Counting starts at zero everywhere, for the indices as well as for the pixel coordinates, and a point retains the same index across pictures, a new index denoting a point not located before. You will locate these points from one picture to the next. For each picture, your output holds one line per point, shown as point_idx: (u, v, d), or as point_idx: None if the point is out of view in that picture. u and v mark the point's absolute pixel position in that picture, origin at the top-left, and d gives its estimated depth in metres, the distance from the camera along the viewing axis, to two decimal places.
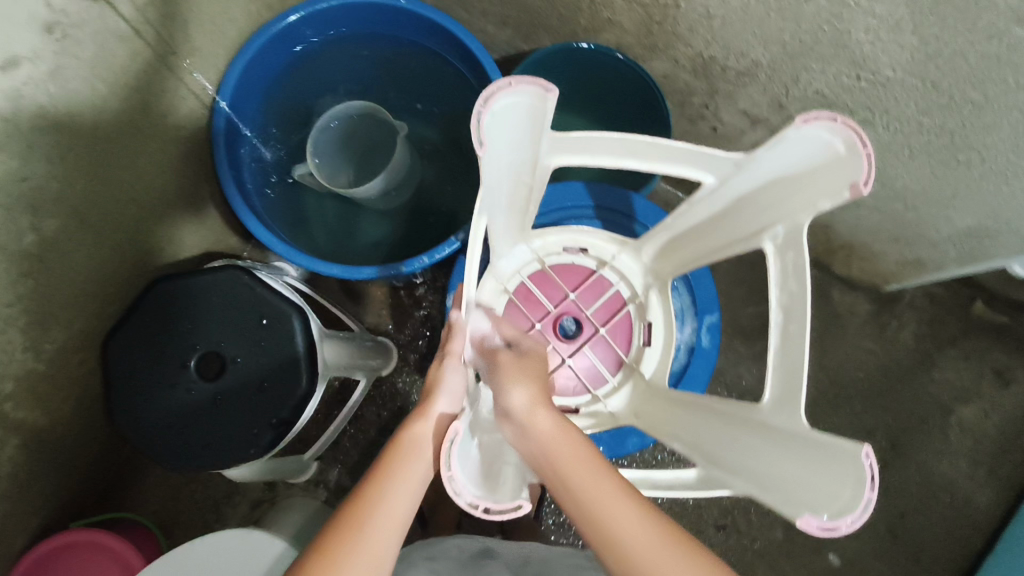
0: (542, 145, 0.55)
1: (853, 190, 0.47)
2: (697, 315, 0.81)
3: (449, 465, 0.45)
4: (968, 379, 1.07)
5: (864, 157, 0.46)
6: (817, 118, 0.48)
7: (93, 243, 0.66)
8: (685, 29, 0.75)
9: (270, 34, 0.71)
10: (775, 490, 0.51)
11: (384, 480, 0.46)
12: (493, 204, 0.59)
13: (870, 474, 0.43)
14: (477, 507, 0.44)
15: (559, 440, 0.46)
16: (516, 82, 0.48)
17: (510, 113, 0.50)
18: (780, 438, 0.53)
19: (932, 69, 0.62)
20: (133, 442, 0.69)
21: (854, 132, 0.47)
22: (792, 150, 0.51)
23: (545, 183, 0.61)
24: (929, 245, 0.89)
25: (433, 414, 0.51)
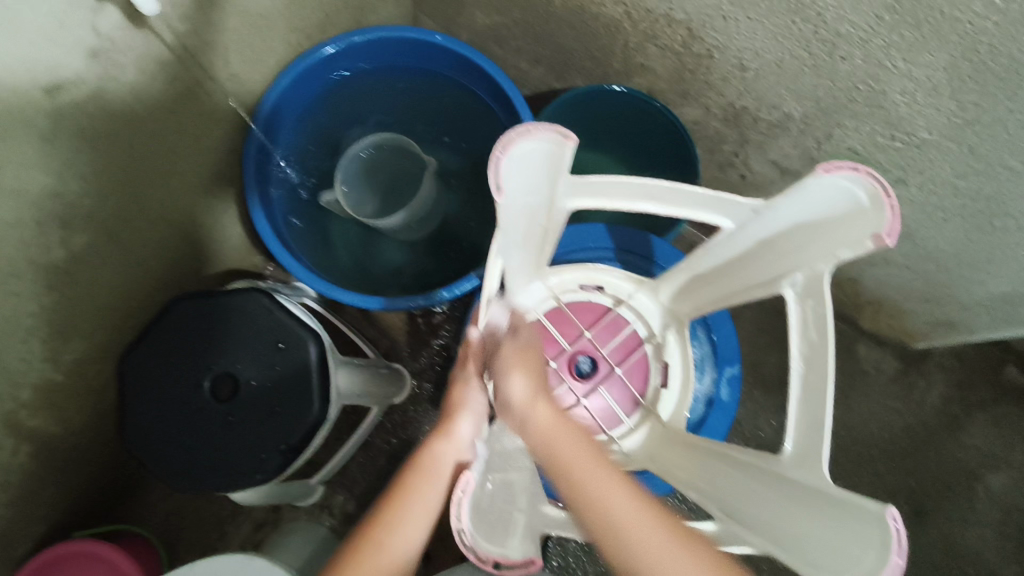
0: (560, 188, 0.54)
1: (877, 241, 0.46)
2: (717, 365, 0.79)
3: (460, 518, 0.50)
4: (997, 446, 1.03)
5: (889, 209, 0.45)
6: (839, 167, 0.46)
7: (121, 259, 0.68)
8: (718, 79, 0.75)
9: (306, 65, 0.72)
10: (793, 548, 0.48)
11: (406, 502, 0.48)
12: (507, 247, 0.59)
13: (896, 538, 0.40)
14: (489, 562, 0.51)
15: (557, 433, 0.47)
16: (535, 128, 0.48)
17: (528, 160, 0.50)
18: (797, 492, 0.50)
19: (971, 135, 0.61)
20: (143, 458, 0.69)
21: (879, 182, 0.45)
22: (813, 199, 0.50)
23: (562, 226, 0.61)
24: (961, 307, 0.86)
25: (455, 436, 0.53)
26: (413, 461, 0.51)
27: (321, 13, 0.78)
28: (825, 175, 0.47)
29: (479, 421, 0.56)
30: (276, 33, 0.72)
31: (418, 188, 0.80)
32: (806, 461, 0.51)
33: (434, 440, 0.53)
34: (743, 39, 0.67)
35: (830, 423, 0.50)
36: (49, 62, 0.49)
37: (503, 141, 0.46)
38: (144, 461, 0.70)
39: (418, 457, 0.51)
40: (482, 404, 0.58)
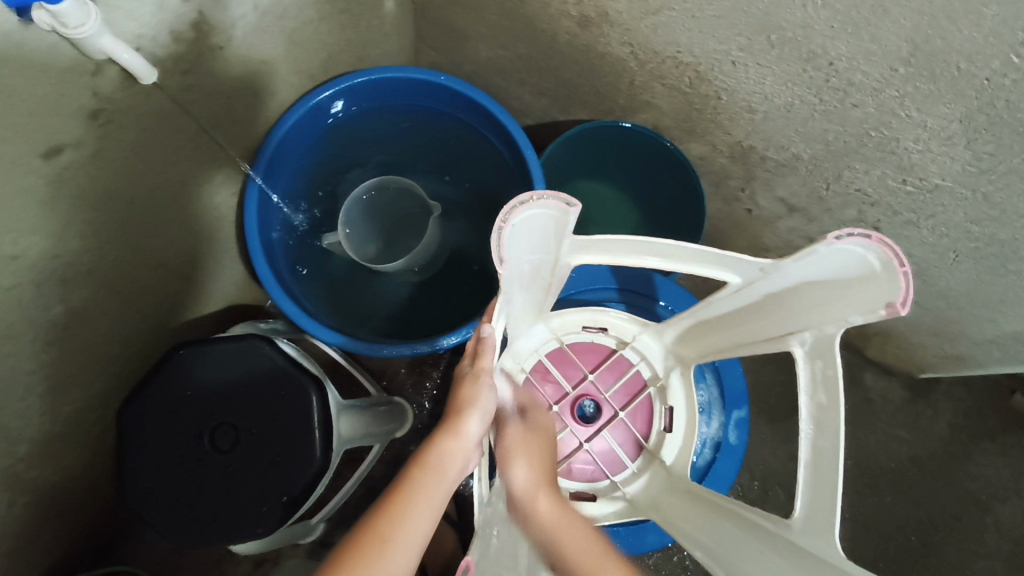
0: (564, 248, 0.54)
1: (889, 310, 0.45)
2: (725, 409, 0.78)
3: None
4: (1006, 478, 1.02)
5: (903, 278, 0.44)
6: (850, 236, 0.46)
7: (120, 308, 0.66)
8: (725, 118, 0.74)
9: (306, 108, 0.71)
10: None
11: (413, 495, 0.47)
12: (511, 303, 0.59)
13: None
14: None
15: (565, 523, 0.50)
16: (537, 197, 0.47)
17: (532, 224, 0.49)
18: (804, 563, 0.48)
19: (985, 183, 0.60)
20: (140, 511, 0.68)
21: (891, 251, 0.45)
22: (823, 261, 0.49)
23: (566, 277, 0.60)
24: (971, 343, 0.85)
25: (465, 433, 0.54)
26: (418, 458, 0.51)
27: (324, 53, 0.77)
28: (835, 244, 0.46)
29: (488, 419, 0.56)
30: (278, 77, 0.71)
31: (423, 231, 0.82)
32: (818, 529, 0.50)
33: (442, 437, 0.53)
34: (752, 83, 0.66)
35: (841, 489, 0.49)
36: (48, 128, 0.48)
37: (507, 211, 0.45)
38: (143, 516, 0.68)
39: (425, 454, 0.51)
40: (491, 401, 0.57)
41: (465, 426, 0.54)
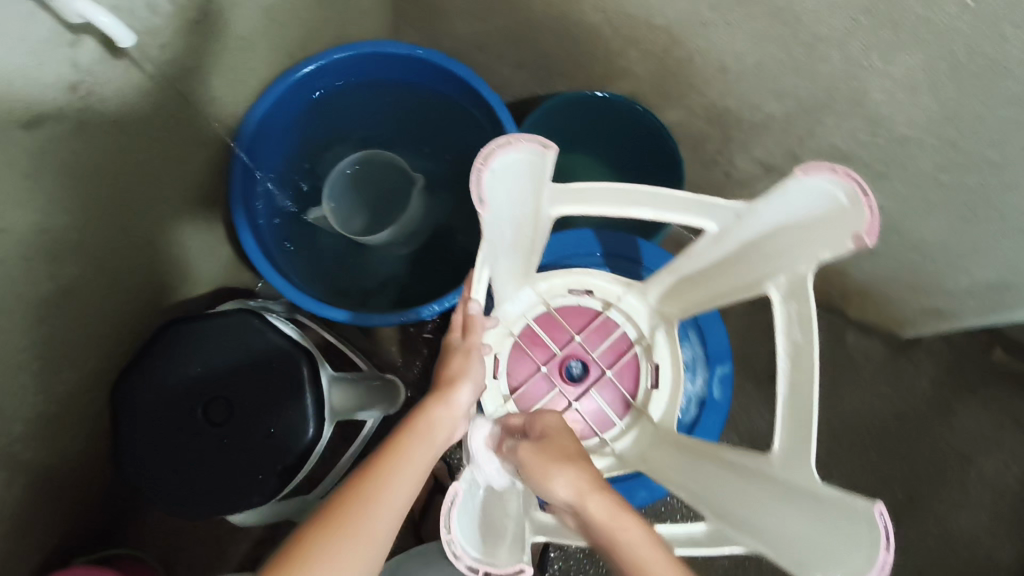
0: (545, 197, 0.56)
1: (856, 241, 0.48)
2: (709, 365, 0.80)
3: (449, 528, 0.47)
4: (987, 429, 1.05)
5: (868, 209, 0.47)
6: (816, 168, 0.49)
7: (109, 287, 0.67)
8: (700, 81, 0.75)
9: (287, 84, 0.72)
10: (783, 548, 0.51)
11: (391, 464, 0.47)
12: (497, 256, 0.62)
13: (885, 535, 0.43)
14: (477, 571, 0.47)
15: (615, 520, 0.43)
16: (517, 140, 0.49)
17: (510, 171, 0.51)
18: (785, 494, 0.53)
19: (952, 130, 0.61)
20: (139, 485, 0.69)
21: (856, 184, 0.48)
22: (793, 200, 0.52)
23: (547, 231, 0.63)
24: (948, 295, 0.87)
25: (454, 403, 0.53)
26: (409, 422, 0.51)
27: (302, 31, 0.78)
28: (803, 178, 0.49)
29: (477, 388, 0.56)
30: (258, 54, 0.72)
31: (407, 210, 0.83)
32: (795, 459, 0.54)
33: (432, 404, 0.52)
34: (723, 43, 0.67)
35: (815, 423, 0.52)
36: (29, 99, 0.48)
37: (484, 152, 0.47)
38: (142, 490, 0.69)
39: (416, 419, 0.51)
40: (480, 371, 0.56)
41: (457, 397, 0.53)
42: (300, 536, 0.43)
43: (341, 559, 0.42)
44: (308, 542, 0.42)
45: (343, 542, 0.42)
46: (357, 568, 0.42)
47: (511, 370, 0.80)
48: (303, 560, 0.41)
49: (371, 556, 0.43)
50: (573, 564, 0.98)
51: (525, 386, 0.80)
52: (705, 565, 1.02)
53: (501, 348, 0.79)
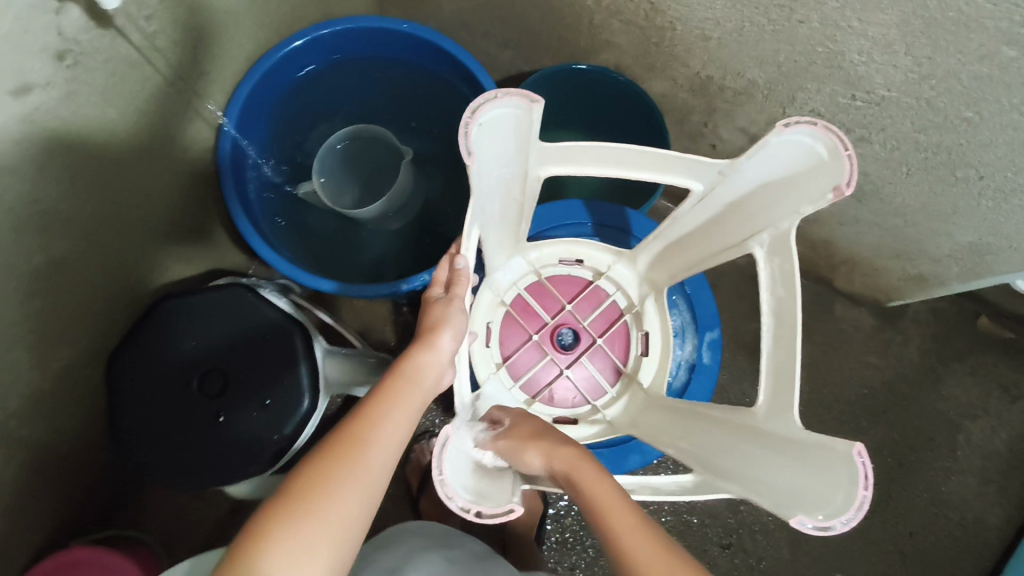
0: (532, 157, 0.57)
1: (836, 192, 0.50)
2: (698, 331, 0.81)
3: (440, 469, 0.49)
4: (975, 395, 1.06)
5: (846, 160, 0.48)
6: (797, 123, 0.50)
7: (100, 262, 0.68)
8: (682, 49, 0.76)
9: (275, 59, 0.74)
10: (766, 491, 0.52)
11: (386, 406, 0.48)
12: (486, 217, 0.63)
13: (864, 473, 0.45)
14: (469, 511, 0.48)
15: (597, 486, 0.47)
16: (501, 94, 0.50)
17: (496, 126, 0.52)
18: (772, 442, 0.55)
19: (927, 89, 0.62)
20: (136, 457, 0.70)
21: (836, 137, 0.49)
22: (775, 154, 0.53)
23: (536, 197, 0.63)
24: (931, 260, 0.89)
25: (438, 348, 0.54)
26: (394, 369, 0.52)
27: (287, 8, 0.78)
28: (783, 131, 0.51)
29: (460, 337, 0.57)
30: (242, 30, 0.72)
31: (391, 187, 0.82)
32: (780, 410, 0.56)
33: (418, 350, 0.54)
34: (702, 9, 0.68)
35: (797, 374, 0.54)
36: (18, 67, 0.49)
37: (471, 106, 0.48)
38: (139, 462, 0.70)
39: (402, 365, 0.52)
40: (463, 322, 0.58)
41: (441, 342, 0.55)
42: (296, 474, 0.42)
43: (343, 491, 0.42)
44: (307, 477, 0.42)
45: (343, 476, 0.42)
46: (357, 502, 0.42)
47: (502, 340, 0.81)
48: (304, 495, 0.41)
49: (374, 488, 0.43)
50: (569, 535, 0.99)
51: (517, 354, 0.81)
52: (699, 535, 1.03)
53: (493, 317, 0.80)
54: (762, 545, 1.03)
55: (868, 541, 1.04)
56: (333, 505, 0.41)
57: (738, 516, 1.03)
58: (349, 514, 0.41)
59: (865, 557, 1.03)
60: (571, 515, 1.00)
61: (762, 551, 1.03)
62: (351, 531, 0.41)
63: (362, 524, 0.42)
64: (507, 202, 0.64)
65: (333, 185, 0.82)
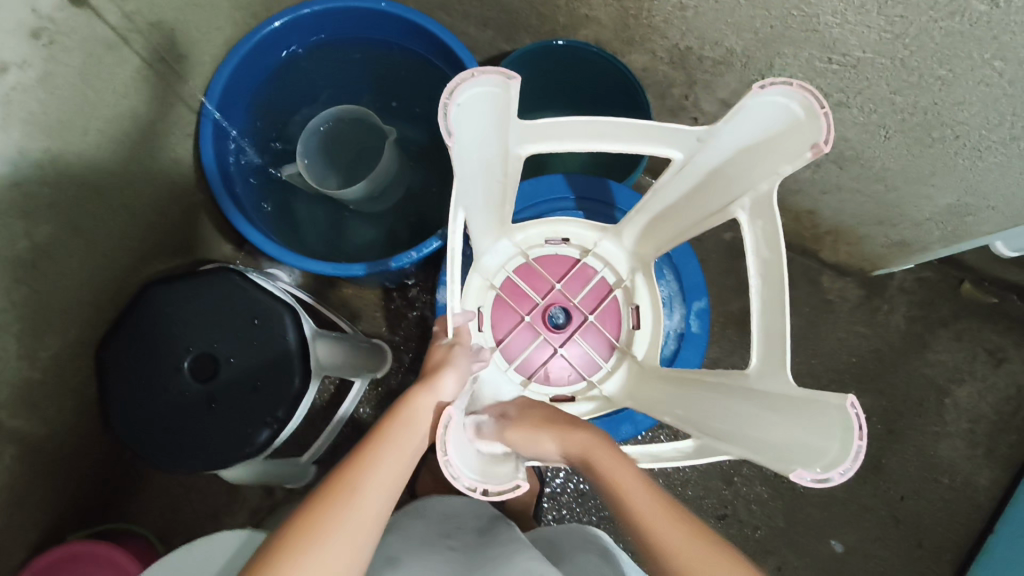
0: (510, 132, 0.57)
1: (815, 149, 0.50)
2: (685, 301, 0.82)
3: (444, 450, 0.46)
4: (962, 360, 1.08)
5: (823, 118, 0.49)
6: (772, 84, 0.50)
7: (84, 249, 0.68)
8: (660, 20, 0.77)
9: (255, 41, 0.74)
10: (766, 450, 0.52)
11: (379, 453, 0.45)
12: (470, 199, 0.63)
13: (858, 423, 0.44)
14: (476, 489, 0.46)
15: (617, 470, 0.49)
16: (478, 73, 0.49)
17: (473, 104, 0.52)
18: (767, 402, 0.55)
19: (901, 48, 0.63)
20: (130, 445, 0.70)
21: (811, 96, 0.49)
22: (753, 116, 0.53)
23: (519, 171, 0.64)
24: (914, 225, 0.90)
25: (436, 391, 0.52)
26: (390, 414, 0.49)
27: None
28: (760, 94, 0.50)
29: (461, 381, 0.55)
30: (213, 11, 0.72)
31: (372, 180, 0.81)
32: (771, 370, 0.56)
33: (416, 391, 0.51)
34: None
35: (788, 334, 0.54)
36: None
37: (448, 85, 0.47)
38: (134, 448, 0.70)
39: (397, 409, 0.49)
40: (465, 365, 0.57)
41: (442, 384, 0.52)
42: (280, 533, 0.41)
43: (325, 552, 0.40)
44: (288, 537, 0.40)
45: (324, 542, 0.40)
46: (347, 558, 0.40)
47: (494, 324, 0.81)
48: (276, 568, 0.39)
49: (361, 547, 0.41)
50: (566, 513, 1.00)
51: (511, 336, 0.81)
52: (695, 508, 1.05)
53: (483, 302, 0.80)
54: (757, 515, 1.05)
55: (860, 506, 1.05)
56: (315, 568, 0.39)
57: (732, 487, 1.04)
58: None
59: (859, 523, 1.05)
60: (566, 492, 1.01)
61: (757, 521, 1.04)
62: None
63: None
64: (490, 179, 0.63)
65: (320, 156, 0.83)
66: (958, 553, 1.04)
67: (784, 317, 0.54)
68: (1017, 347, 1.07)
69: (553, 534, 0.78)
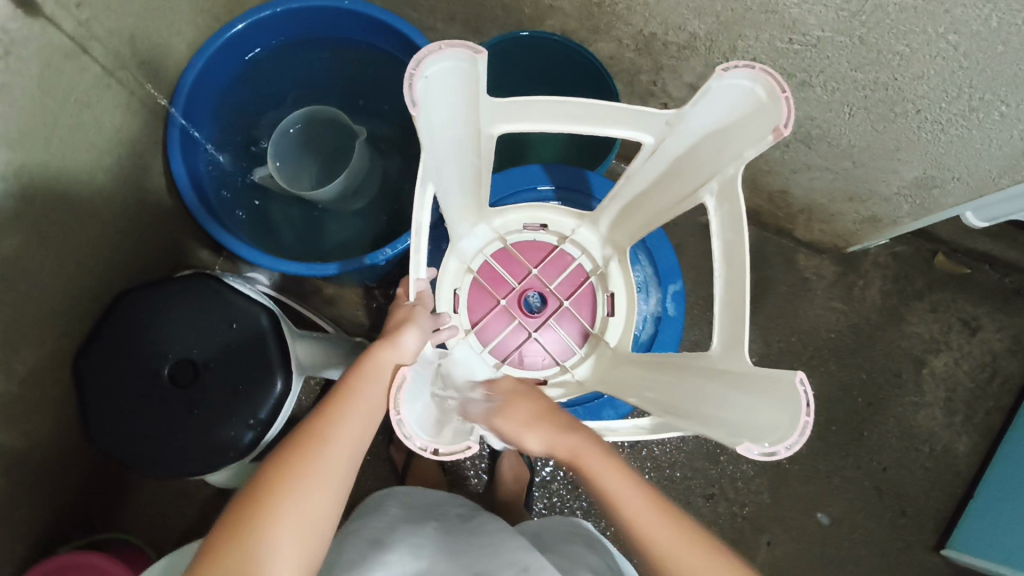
0: (481, 109, 0.57)
1: (776, 133, 0.51)
2: (661, 284, 0.83)
3: (399, 410, 0.48)
4: (937, 331, 1.10)
5: (784, 102, 0.50)
6: (735, 67, 0.51)
7: (56, 260, 0.67)
8: (623, 8, 0.77)
9: (219, 43, 0.75)
10: (722, 427, 0.53)
11: (347, 404, 0.48)
12: (443, 179, 0.63)
13: (805, 400, 0.45)
14: (428, 449, 0.48)
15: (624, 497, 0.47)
16: (447, 46, 0.50)
17: (442, 78, 0.52)
18: (728, 379, 0.56)
19: (858, 26, 0.63)
20: (113, 453, 0.70)
21: (773, 79, 0.50)
22: (719, 98, 0.54)
23: (493, 151, 0.64)
24: (883, 200, 0.91)
25: (398, 345, 0.54)
26: (356, 367, 0.51)
27: None
28: (723, 77, 0.51)
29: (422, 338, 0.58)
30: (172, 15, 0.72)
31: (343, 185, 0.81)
32: (732, 352, 0.57)
33: (380, 347, 0.53)
34: None
35: (746, 319, 0.56)
36: None
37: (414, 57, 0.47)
38: (120, 458, 0.70)
39: (361, 364, 0.51)
40: (426, 322, 0.59)
41: (404, 342, 0.55)
42: (259, 477, 0.43)
43: (304, 494, 0.43)
44: (268, 482, 0.43)
45: (298, 488, 0.43)
46: (324, 501, 0.43)
47: (470, 307, 0.82)
48: (252, 512, 0.42)
49: (336, 488, 0.44)
50: (557, 500, 1.01)
51: (485, 320, 0.81)
52: (684, 489, 1.06)
53: (459, 284, 0.81)
54: (743, 492, 1.06)
55: (843, 479, 1.07)
56: (298, 506, 0.42)
57: (719, 466, 1.06)
58: (316, 516, 0.43)
59: (843, 495, 1.07)
60: (556, 480, 1.02)
61: (744, 498, 1.06)
62: (315, 529, 0.43)
63: (328, 522, 0.44)
64: (462, 158, 0.64)
65: (291, 152, 0.83)
66: (941, 520, 1.06)
67: (744, 296, 0.56)
68: (990, 316, 1.09)
69: (538, 527, 0.78)
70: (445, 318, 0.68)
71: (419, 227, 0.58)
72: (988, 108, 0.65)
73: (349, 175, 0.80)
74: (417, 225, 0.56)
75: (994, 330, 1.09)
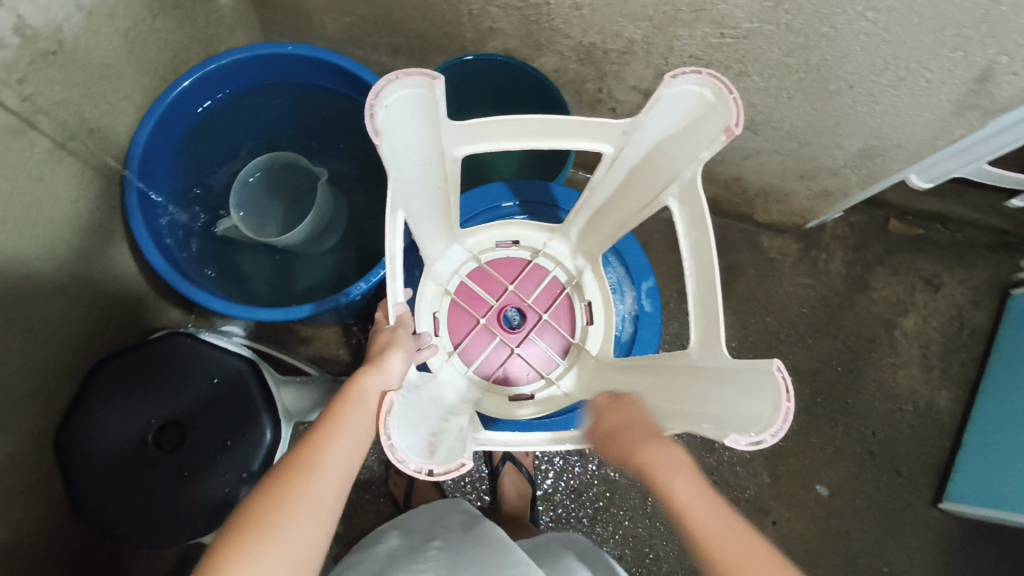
0: (441, 134, 0.58)
1: (727, 133, 0.53)
2: (634, 283, 0.85)
3: (388, 434, 0.48)
4: (901, 292, 1.14)
5: (733, 103, 0.52)
6: (683, 73, 0.53)
7: (24, 339, 0.66)
8: (561, 22, 0.80)
9: (166, 103, 0.75)
10: (709, 421, 0.54)
11: (333, 429, 0.48)
12: (412, 206, 0.64)
13: (785, 386, 0.47)
14: (422, 471, 0.48)
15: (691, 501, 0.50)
16: (404, 75, 0.51)
17: (401, 106, 0.53)
18: (709, 375, 0.57)
19: (783, 13, 0.66)
20: (108, 529, 0.68)
21: (719, 82, 0.53)
22: (672, 104, 0.56)
23: (459, 175, 0.65)
24: (832, 174, 0.94)
25: (384, 369, 0.54)
26: (339, 395, 0.51)
27: (167, 51, 0.80)
28: (672, 83, 0.54)
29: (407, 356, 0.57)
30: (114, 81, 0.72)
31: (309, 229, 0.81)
32: (711, 348, 0.58)
33: (364, 371, 0.53)
34: None
35: (722, 312, 0.57)
36: None
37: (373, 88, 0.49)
38: (115, 533, 0.68)
39: (344, 389, 0.51)
40: (410, 343, 0.59)
41: (388, 365, 0.55)
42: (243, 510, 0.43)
43: (295, 523, 0.43)
44: (255, 513, 0.42)
45: (289, 516, 0.43)
46: (315, 527, 0.43)
47: (451, 329, 0.82)
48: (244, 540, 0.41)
49: (326, 513, 0.44)
50: (563, 511, 1.01)
51: (467, 340, 0.82)
52: None
53: (439, 306, 0.81)
54: (742, 476, 1.08)
55: (836, 448, 1.09)
56: (286, 535, 0.42)
57: (716, 454, 1.07)
58: (304, 544, 0.42)
59: (838, 463, 1.09)
60: (559, 491, 1.02)
61: (744, 482, 1.07)
62: (308, 557, 0.43)
63: (317, 552, 0.43)
64: (428, 183, 0.65)
65: (254, 197, 0.83)
66: (934, 474, 1.09)
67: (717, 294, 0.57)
68: (949, 271, 1.14)
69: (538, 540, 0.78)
70: (425, 338, 0.68)
71: (392, 256, 0.58)
72: (914, 76, 0.69)
73: (314, 219, 0.80)
74: (391, 253, 0.56)
75: (955, 284, 1.14)
